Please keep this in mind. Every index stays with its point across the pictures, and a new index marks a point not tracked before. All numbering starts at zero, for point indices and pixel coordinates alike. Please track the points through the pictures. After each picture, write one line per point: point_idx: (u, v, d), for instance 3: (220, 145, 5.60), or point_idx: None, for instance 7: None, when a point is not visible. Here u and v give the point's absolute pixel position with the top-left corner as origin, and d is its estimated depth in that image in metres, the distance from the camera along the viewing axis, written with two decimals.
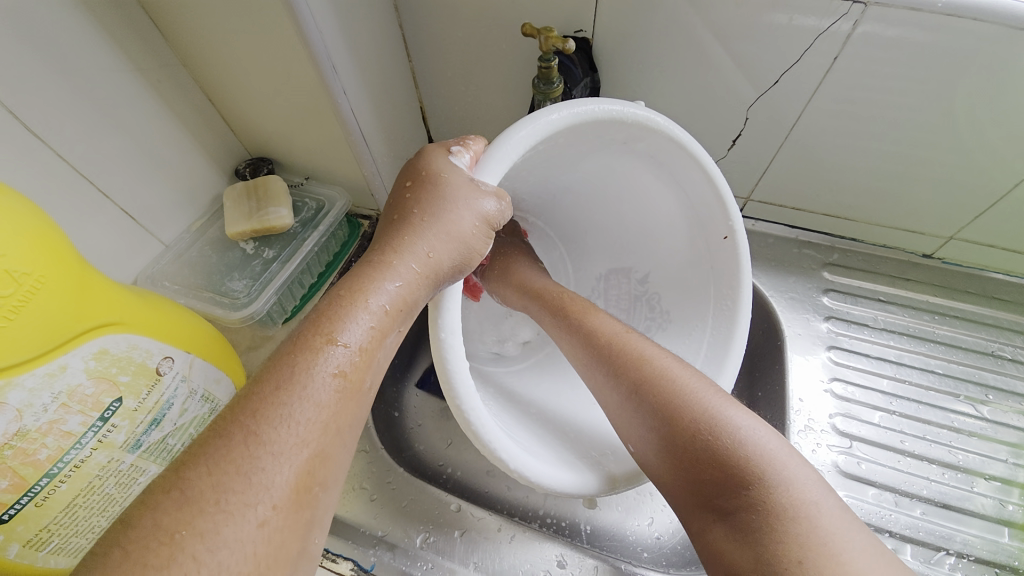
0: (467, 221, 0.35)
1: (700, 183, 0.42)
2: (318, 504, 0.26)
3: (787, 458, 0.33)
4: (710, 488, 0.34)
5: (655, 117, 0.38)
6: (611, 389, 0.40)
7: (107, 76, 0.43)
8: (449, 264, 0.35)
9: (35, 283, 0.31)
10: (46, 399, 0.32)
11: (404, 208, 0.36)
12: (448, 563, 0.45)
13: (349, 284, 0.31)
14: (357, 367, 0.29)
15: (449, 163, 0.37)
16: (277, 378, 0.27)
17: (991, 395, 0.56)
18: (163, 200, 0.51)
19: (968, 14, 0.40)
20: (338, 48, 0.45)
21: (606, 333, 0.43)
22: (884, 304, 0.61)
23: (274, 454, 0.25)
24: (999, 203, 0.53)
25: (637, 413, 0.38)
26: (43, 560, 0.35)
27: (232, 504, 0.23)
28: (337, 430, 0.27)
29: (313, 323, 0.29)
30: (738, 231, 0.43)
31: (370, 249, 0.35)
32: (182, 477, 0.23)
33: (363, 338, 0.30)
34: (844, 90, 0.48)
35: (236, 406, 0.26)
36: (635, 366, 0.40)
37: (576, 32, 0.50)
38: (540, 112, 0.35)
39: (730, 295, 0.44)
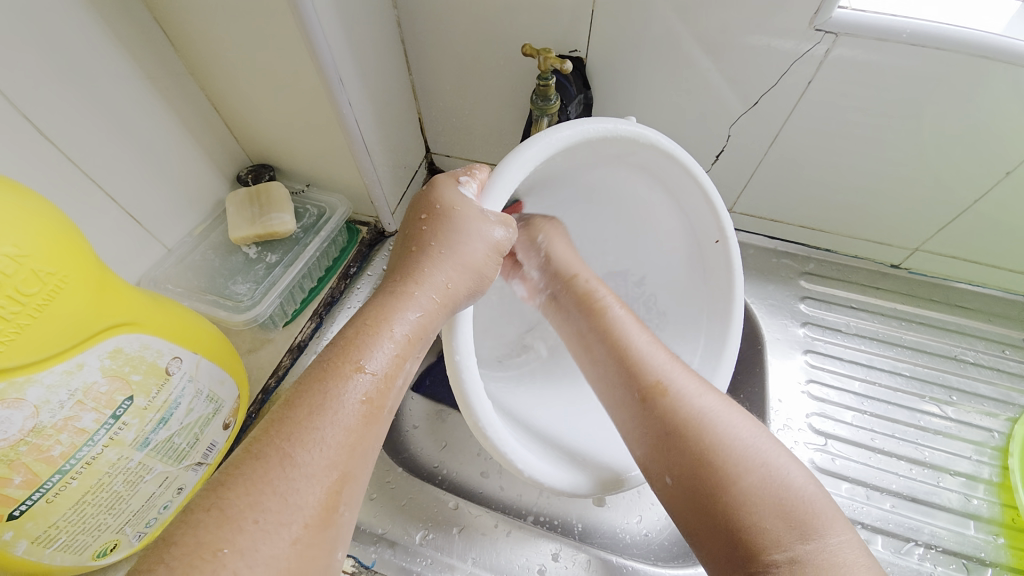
0: (480, 253, 0.38)
1: (693, 193, 0.45)
2: (343, 522, 0.28)
3: (823, 505, 0.34)
4: (758, 536, 0.33)
5: (644, 129, 0.40)
6: (653, 418, 0.39)
7: (117, 83, 0.45)
8: (465, 293, 0.37)
9: (57, 283, 0.32)
10: (63, 396, 0.33)
11: (421, 240, 0.38)
12: (447, 559, 0.47)
13: (372, 314, 0.33)
14: (380, 394, 0.31)
15: (460, 193, 0.38)
16: (310, 402, 0.28)
17: (955, 396, 0.60)
18: (167, 204, 0.52)
19: (930, 44, 0.44)
20: (345, 61, 0.47)
21: (656, 357, 0.42)
22: (856, 311, 0.65)
23: (304, 474, 0.26)
24: (960, 217, 0.57)
25: (665, 455, 0.38)
26: (49, 556, 0.36)
27: (269, 523, 0.25)
28: (363, 452, 0.29)
29: (340, 351, 0.31)
30: (729, 234, 0.45)
31: (391, 280, 0.36)
32: (221, 497, 0.25)
33: (386, 364, 0.31)
34: (819, 110, 0.51)
35: (270, 429, 0.27)
36: (666, 412, 0.39)
37: (571, 52, 0.53)
38: (552, 129, 0.37)
39: (723, 301, 0.47)
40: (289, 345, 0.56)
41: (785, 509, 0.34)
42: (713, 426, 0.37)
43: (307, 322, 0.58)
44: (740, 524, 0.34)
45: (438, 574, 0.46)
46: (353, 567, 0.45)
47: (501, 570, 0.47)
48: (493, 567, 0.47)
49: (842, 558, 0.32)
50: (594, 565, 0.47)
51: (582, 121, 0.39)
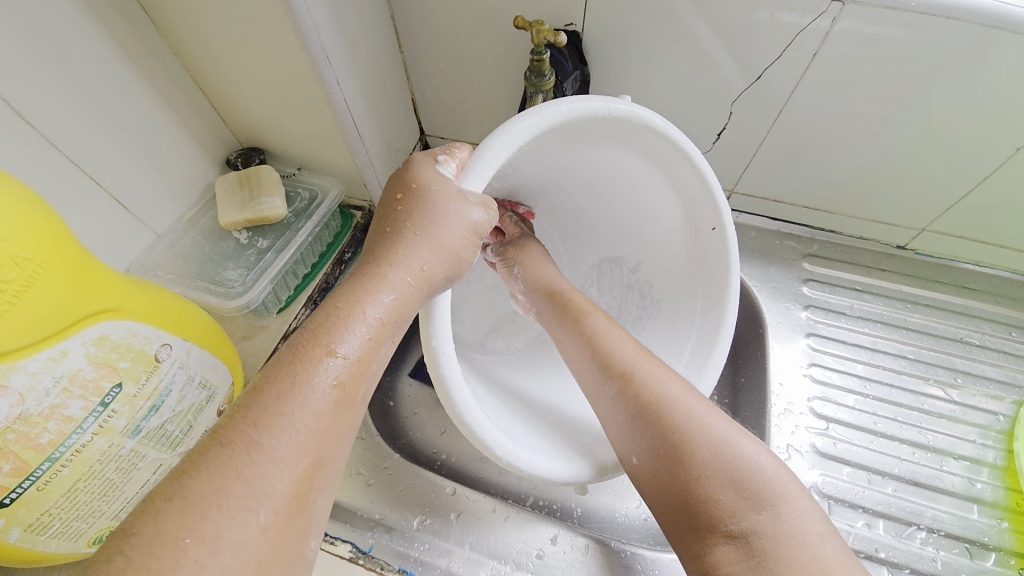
0: (458, 234, 0.36)
1: (690, 176, 0.43)
2: (316, 508, 0.27)
3: (780, 475, 0.35)
4: (717, 512, 0.34)
5: (637, 109, 0.39)
6: (620, 408, 0.40)
7: (97, 63, 0.43)
8: (442, 276, 0.36)
9: (36, 268, 0.31)
10: (48, 383, 0.32)
11: (396, 221, 0.37)
12: (444, 544, 0.47)
13: (344, 296, 0.32)
14: (353, 379, 0.30)
15: (436, 172, 0.37)
16: (278, 388, 0.28)
17: (960, 379, 0.59)
18: (155, 189, 0.51)
19: (942, 14, 0.42)
20: (331, 38, 0.46)
21: (624, 347, 0.42)
22: (860, 293, 0.64)
23: (272, 461, 0.26)
24: (969, 196, 0.55)
25: (635, 437, 0.38)
26: (44, 543, 0.36)
27: (233, 509, 0.24)
28: (335, 438, 0.28)
29: (310, 336, 0.30)
30: (727, 222, 0.44)
31: (366, 261, 0.35)
32: (184, 485, 0.24)
33: (359, 348, 0.31)
34: (824, 86, 0.50)
35: (236, 415, 0.27)
36: (635, 402, 0.39)
37: (566, 26, 0.51)
38: (545, 104, 0.36)
39: (717, 292, 0.46)
40: (283, 332, 0.56)
41: (750, 481, 0.35)
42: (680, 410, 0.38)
43: (301, 309, 0.57)
44: (701, 501, 0.35)
45: (435, 558, 0.46)
46: (351, 553, 0.45)
47: (497, 555, 0.47)
48: (490, 552, 0.47)
49: (808, 524, 0.33)
50: (591, 551, 0.47)
51: (575, 97, 0.37)
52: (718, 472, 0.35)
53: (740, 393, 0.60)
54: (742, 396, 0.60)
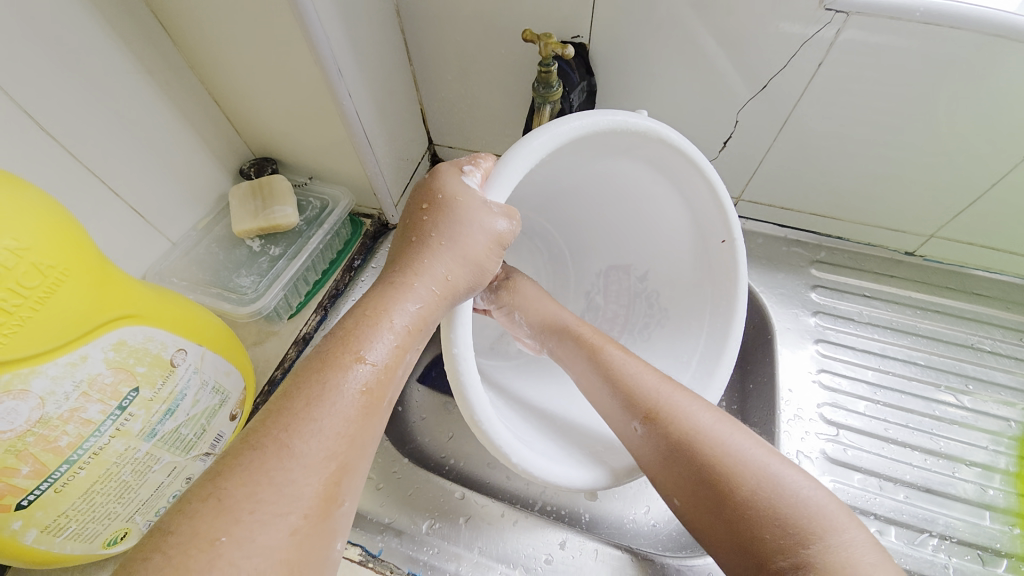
0: (481, 244, 0.37)
1: (700, 189, 0.44)
2: (342, 513, 0.27)
3: (827, 502, 0.33)
4: (766, 547, 0.33)
5: (653, 124, 0.39)
6: (652, 443, 0.39)
7: (116, 77, 0.44)
8: (465, 286, 0.37)
9: (59, 275, 0.32)
10: (68, 387, 0.33)
11: (422, 231, 0.38)
12: (453, 548, 0.47)
13: (372, 305, 0.33)
14: (380, 385, 0.31)
15: (461, 182, 0.38)
16: (309, 392, 0.28)
17: (971, 385, 0.59)
18: (171, 198, 0.52)
19: (945, 23, 0.42)
20: (343, 52, 0.47)
21: (645, 376, 0.42)
22: (869, 299, 0.64)
23: (303, 464, 0.26)
24: (977, 202, 0.55)
25: (672, 475, 0.37)
26: (60, 544, 0.36)
27: (266, 513, 0.25)
28: (362, 442, 0.29)
29: (340, 342, 0.31)
30: (736, 235, 0.45)
31: (392, 271, 0.36)
32: (219, 486, 0.25)
33: (387, 355, 0.31)
34: (829, 94, 0.50)
35: (268, 419, 0.27)
36: (665, 436, 0.38)
37: (573, 37, 0.52)
38: (557, 122, 0.37)
39: (723, 299, 0.46)
40: (294, 337, 0.57)
41: (793, 509, 0.33)
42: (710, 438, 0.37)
43: (312, 315, 0.58)
44: (749, 537, 0.33)
45: (443, 562, 0.46)
46: (360, 556, 0.45)
47: (506, 559, 0.47)
48: (498, 556, 0.47)
49: (861, 555, 0.31)
50: (600, 554, 0.47)
51: (592, 112, 0.38)
52: (757, 503, 0.34)
53: (748, 399, 0.61)
54: (751, 403, 0.60)
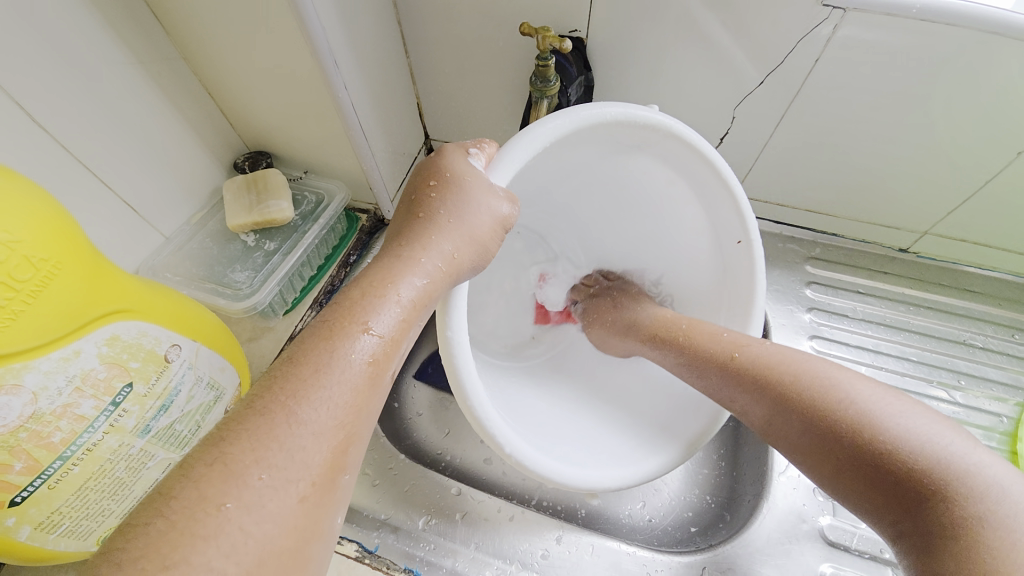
0: (486, 225, 0.37)
1: (715, 187, 0.43)
2: (345, 484, 0.27)
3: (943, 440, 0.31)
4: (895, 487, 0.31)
5: (666, 119, 0.40)
6: (757, 407, 0.39)
7: (107, 68, 0.44)
8: (468, 265, 0.37)
9: (51, 269, 0.31)
10: (61, 382, 0.33)
11: (429, 206, 0.37)
12: (449, 544, 0.47)
13: (377, 277, 0.33)
14: (385, 356, 0.30)
15: (468, 164, 0.38)
16: (316, 361, 0.28)
17: (963, 381, 0.59)
18: (164, 192, 0.52)
19: (941, 20, 0.42)
20: (340, 44, 0.46)
21: (723, 344, 0.44)
22: (863, 296, 0.64)
23: (310, 432, 0.26)
24: (970, 199, 0.56)
25: (783, 433, 0.37)
26: (53, 541, 0.36)
27: (274, 479, 0.24)
28: (365, 414, 0.29)
29: (345, 313, 0.30)
30: (753, 235, 0.44)
31: (397, 244, 0.35)
32: (225, 450, 0.24)
33: (392, 328, 0.31)
34: (825, 90, 0.50)
35: (274, 386, 0.27)
36: (764, 396, 0.39)
37: (571, 32, 0.52)
38: (556, 114, 0.37)
39: (740, 305, 0.47)
40: (289, 333, 0.56)
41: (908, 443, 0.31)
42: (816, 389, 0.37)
43: (307, 311, 0.58)
44: (878, 480, 0.31)
45: (440, 558, 0.46)
46: (357, 553, 0.45)
47: (503, 555, 0.47)
48: (495, 552, 0.47)
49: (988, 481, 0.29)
50: (597, 548, 0.47)
51: (598, 103, 0.39)
52: (879, 441, 0.32)
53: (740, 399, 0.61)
54: None
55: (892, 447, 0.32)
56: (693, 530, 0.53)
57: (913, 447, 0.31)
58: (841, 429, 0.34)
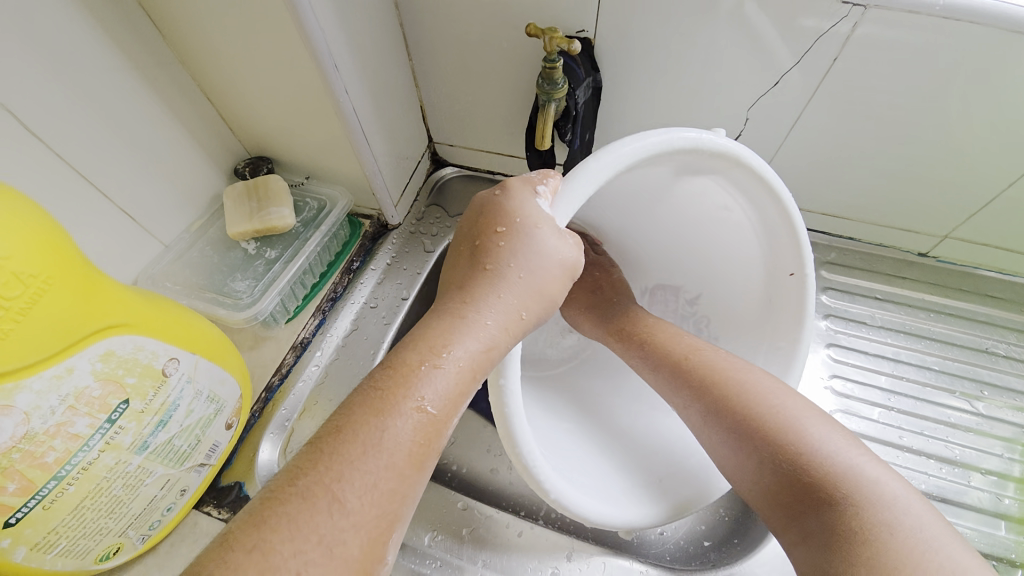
0: (550, 280, 0.36)
1: (773, 217, 0.40)
2: (382, 569, 0.26)
3: (872, 472, 0.34)
4: (801, 495, 0.35)
5: (737, 147, 0.36)
6: (691, 407, 0.42)
7: (102, 74, 0.43)
8: (532, 323, 0.36)
9: (41, 284, 0.30)
10: (54, 401, 0.32)
11: (495, 260, 0.35)
12: (456, 561, 0.46)
13: (435, 341, 0.31)
14: (435, 435, 0.29)
15: (537, 206, 0.35)
16: (365, 439, 0.27)
17: (986, 392, 0.57)
18: (163, 200, 0.51)
19: (967, 17, 0.40)
20: (340, 46, 0.45)
21: (678, 347, 0.46)
22: (881, 302, 0.62)
23: (352, 523, 0.25)
24: (993, 202, 0.54)
25: (710, 430, 0.41)
26: (50, 562, 0.35)
27: (311, 575, 0.24)
28: (409, 496, 0.28)
29: (400, 384, 0.29)
30: (807, 268, 0.41)
31: (459, 301, 0.34)
32: (266, 539, 0.23)
33: (445, 403, 0.30)
34: (842, 91, 0.48)
35: (320, 464, 0.26)
36: (699, 394, 0.42)
37: (578, 32, 0.50)
38: (621, 141, 0.34)
39: (786, 340, 0.43)
40: (292, 342, 0.55)
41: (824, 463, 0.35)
42: (751, 400, 0.39)
43: (310, 319, 0.57)
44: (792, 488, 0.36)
45: None
46: None
47: (510, 573, 0.45)
48: (503, 570, 0.46)
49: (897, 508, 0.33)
50: (608, 567, 0.46)
51: (668, 129, 0.35)
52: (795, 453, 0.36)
53: None
54: None
55: (808, 462, 0.36)
56: (706, 544, 0.51)
57: (827, 462, 0.35)
58: (775, 440, 0.37)
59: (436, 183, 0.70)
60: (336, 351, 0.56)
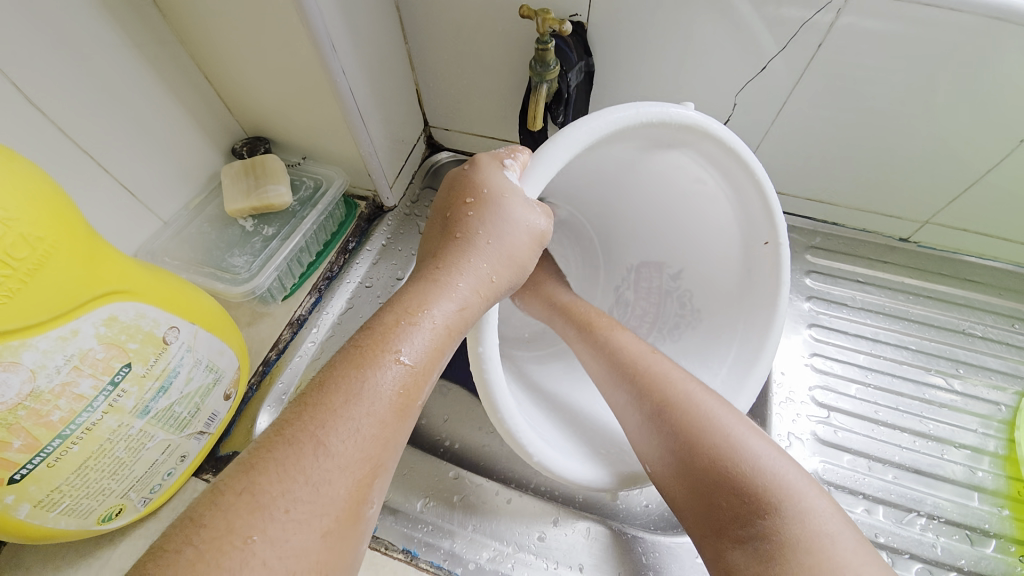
0: (521, 242, 0.37)
1: (749, 191, 0.42)
2: (370, 515, 0.28)
3: (797, 486, 0.34)
4: (727, 514, 0.34)
5: (705, 120, 0.38)
6: (633, 408, 0.41)
7: (104, 50, 0.43)
8: (506, 285, 0.37)
9: (47, 248, 0.31)
10: (59, 361, 0.33)
11: (467, 227, 0.37)
12: (447, 525, 0.48)
13: (410, 302, 0.33)
14: (414, 386, 0.30)
15: (504, 177, 0.37)
16: (347, 389, 0.28)
17: (962, 369, 0.59)
18: (162, 177, 0.52)
19: (946, 5, 0.42)
20: (337, 27, 0.46)
21: (628, 350, 0.44)
22: (862, 284, 0.64)
23: (336, 465, 0.26)
24: (972, 188, 0.55)
25: (647, 433, 0.40)
26: (54, 519, 0.36)
27: (300, 513, 0.25)
28: (392, 443, 0.29)
29: (377, 340, 0.31)
30: (781, 239, 0.43)
31: (432, 266, 0.35)
32: (256, 481, 0.25)
33: (422, 355, 0.31)
34: (827, 78, 0.50)
35: (305, 414, 0.27)
36: (647, 400, 0.40)
37: (571, 16, 0.51)
38: (593, 115, 0.35)
39: (764, 312, 0.44)
40: (288, 319, 0.56)
41: (753, 481, 0.34)
42: (688, 409, 0.39)
43: (307, 297, 0.58)
44: (716, 503, 0.35)
45: (438, 539, 0.46)
46: None
47: (499, 537, 0.47)
48: (492, 535, 0.47)
49: (817, 525, 0.32)
50: (593, 532, 0.48)
51: (636, 103, 0.37)
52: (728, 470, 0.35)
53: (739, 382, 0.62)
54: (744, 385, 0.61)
55: (741, 476, 0.35)
56: None
57: (754, 475, 0.35)
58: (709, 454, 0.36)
59: (431, 167, 0.72)
60: (332, 329, 0.58)
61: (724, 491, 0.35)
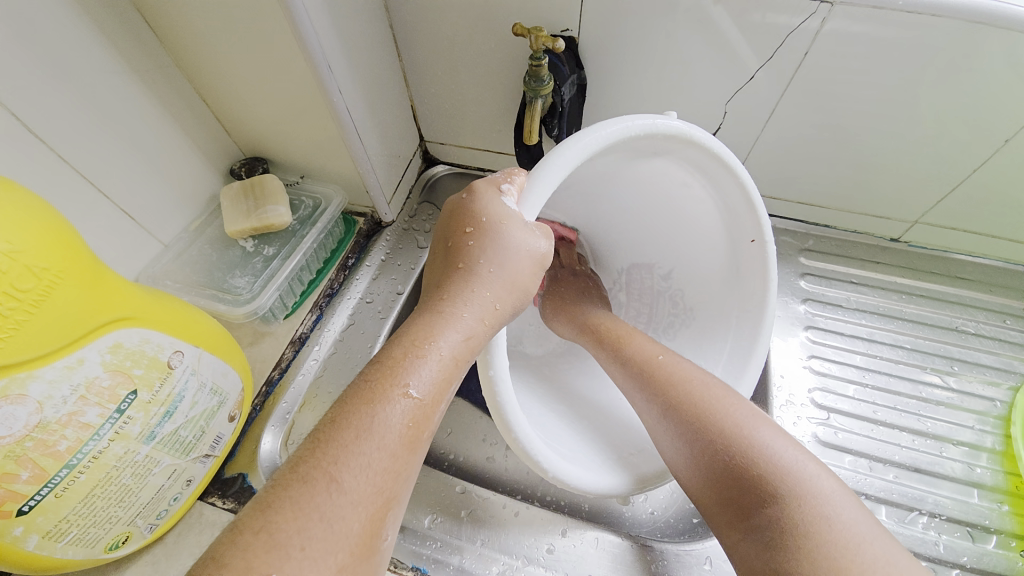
0: (526, 268, 0.38)
1: (733, 190, 0.43)
2: (382, 548, 0.28)
3: (811, 470, 0.36)
4: (743, 503, 0.36)
5: (690, 127, 0.39)
6: (651, 408, 0.43)
7: (102, 76, 0.44)
8: (510, 311, 0.37)
9: (53, 278, 0.31)
10: (66, 391, 0.33)
11: (468, 256, 0.37)
12: (455, 541, 0.48)
13: (417, 334, 0.33)
14: (423, 418, 0.31)
15: (501, 203, 0.37)
16: (358, 425, 0.29)
17: (957, 367, 0.60)
18: (161, 200, 0.52)
19: (927, 11, 0.43)
20: (332, 47, 0.46)
21: (643, 352, 0.46)
22: (857, 286, 0.65)
23: (349, 500, 0.27)
24: (959, 188, 0.57)
25: (666, 431, 0.42)
26: (61, 550, 0.36)
27: (314, 550, 0.25)
28: (403, 476, 0.29)
29: (386, 373, 0.31)
30: (767, 233, 0.44)
31: (437, 297, 0.36)
32: (269, 519, 0.25)
33: (431, 387, 0.31)
34: (815, 84, 0.51)
35: (318, 449, 0.28)
36: (665, 397, 0.42)
37: (564, 31, 0.52)
38: (584, 133, 0.36)
39: (755, 304, 0.45)
40: (290, 337, 0.56)
41: (770, 468, 0.36)
42: (700, 403, 0.41)
43: (308, 314, 0.58)
44: (734, 491, 0.36)
45: (447, 556, 0.46)
46: None
47: (509, 551, 0.47)
48: (501, 549, 0.47)
49: (836, 510, 0.34)
50: (601, 543, 0.48)
51: (625, 116, 0.37)
52: (741, 459, 0.37)
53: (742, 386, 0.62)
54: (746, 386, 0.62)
55: (754, 463, 0.36)
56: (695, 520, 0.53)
57: (771, 464, 0.36)
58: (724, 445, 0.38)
59: (427, 181, 0.72)
60: (333, 347, 0.58)
61: (737, 480, 0.37)
